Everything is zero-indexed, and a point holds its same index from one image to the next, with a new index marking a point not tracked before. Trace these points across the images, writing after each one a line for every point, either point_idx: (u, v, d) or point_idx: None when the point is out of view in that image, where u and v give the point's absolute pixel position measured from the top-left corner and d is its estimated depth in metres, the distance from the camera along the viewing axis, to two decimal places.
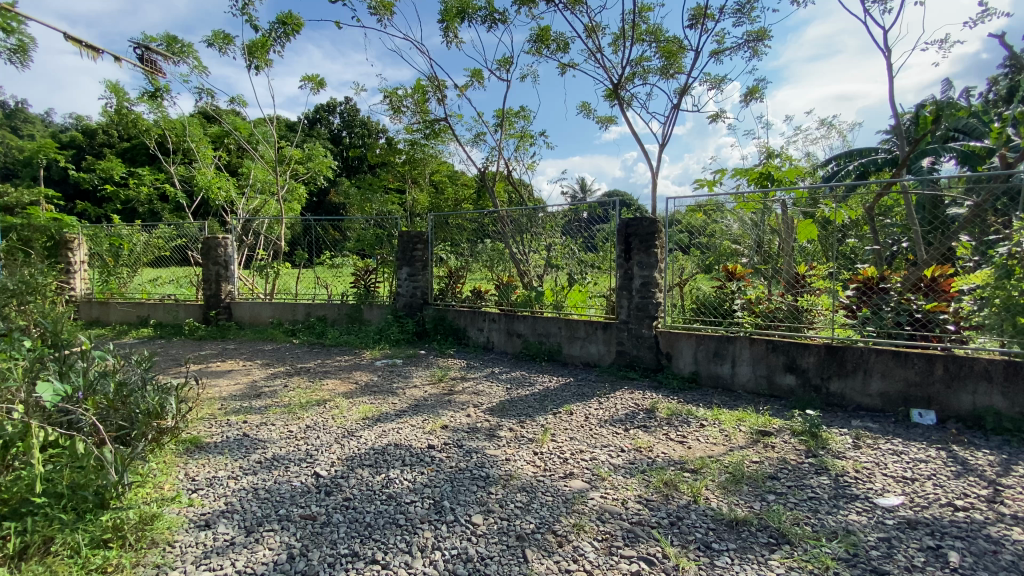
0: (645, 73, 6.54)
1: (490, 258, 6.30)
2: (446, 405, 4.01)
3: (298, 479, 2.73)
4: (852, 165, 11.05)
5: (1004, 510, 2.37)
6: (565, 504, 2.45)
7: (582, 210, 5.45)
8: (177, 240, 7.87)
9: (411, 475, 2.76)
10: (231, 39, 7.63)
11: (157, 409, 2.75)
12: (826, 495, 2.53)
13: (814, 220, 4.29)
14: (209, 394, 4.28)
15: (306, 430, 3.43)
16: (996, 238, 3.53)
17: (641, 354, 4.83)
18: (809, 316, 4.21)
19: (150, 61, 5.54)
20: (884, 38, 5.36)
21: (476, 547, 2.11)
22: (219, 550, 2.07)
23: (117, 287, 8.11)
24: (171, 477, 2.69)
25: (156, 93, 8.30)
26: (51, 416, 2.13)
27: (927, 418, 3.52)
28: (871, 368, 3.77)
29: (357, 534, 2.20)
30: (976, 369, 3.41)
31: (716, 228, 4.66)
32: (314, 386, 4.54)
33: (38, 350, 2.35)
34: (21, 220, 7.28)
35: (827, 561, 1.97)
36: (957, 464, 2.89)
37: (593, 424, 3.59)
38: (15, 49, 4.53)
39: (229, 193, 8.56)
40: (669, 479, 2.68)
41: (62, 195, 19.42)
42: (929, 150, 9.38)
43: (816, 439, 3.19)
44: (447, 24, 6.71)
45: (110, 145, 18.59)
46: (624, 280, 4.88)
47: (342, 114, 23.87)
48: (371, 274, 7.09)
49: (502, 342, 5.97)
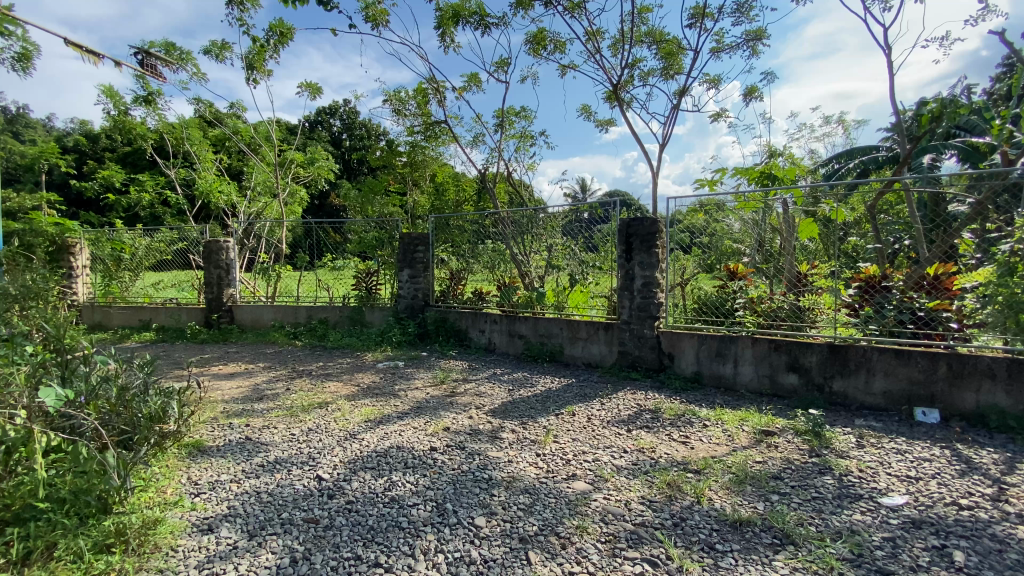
0: (644, 74, 6.51)
1: (491, 259, 6.30)
2: (448, 407, 4.01)
3: (301, 483, 2.72)
4: (852, 162, 11.10)
5: (1010, 509, 2.35)
6: (568, 506, 2.44)
7: (583, 210, 5.46)
8: (178, 242, 7.90)
9: (413, 478, 2.74)
10: (228, 46, 7.65)
11: (159, 413, 2.76)
12: (829, 494, 2.52)
13: (816, 219, 4.37)
14: (212, 397, 4.31)
15: (308, 433, 3.43)
16: (999, 235, 3.49)
17: (643, 355, 4.80)
18: (812, 314, 4.20)
19: (151, 67, 5.61)
20: (884, 36, 5.12)
21: (479, 549, 2.11)
22: (223, 554, 2.07)
23: (119, 291, 8.09)
24: (174, 481, 2.69)
25: (154, 97, 8.31)
26: (53, 421, 2.15)
27: (931, 417, 3.50)
28: (874, 366, 3.76)
29: (360, 537, 2.19)
30: (979, 367, 3.40)
31: (717, 228, 4.68)
32: (316, 389, 4.56)
33: (41, 356, 2.35)
34: (22, 226, 7.28)
35: (832, 562, 1.97)
36: (960, 463, 2.88)
37: (596, 425, 3.59)
38: (19, 57, 4.86)
39: (231, 197, 8.52)
40: (673, 479, 2.68)
41: (65, 199, 19.61)
42: (931, 147, 9.75)
43: (819, 438, 3.19)
44: (443, 30, 6.73)
45: (111, 151, 18.79)
46: (625, 281, 4.85)
47: (342, 117, 23.99)
48: (371, 276, 7.13)
49: (505, 343, 5.96)
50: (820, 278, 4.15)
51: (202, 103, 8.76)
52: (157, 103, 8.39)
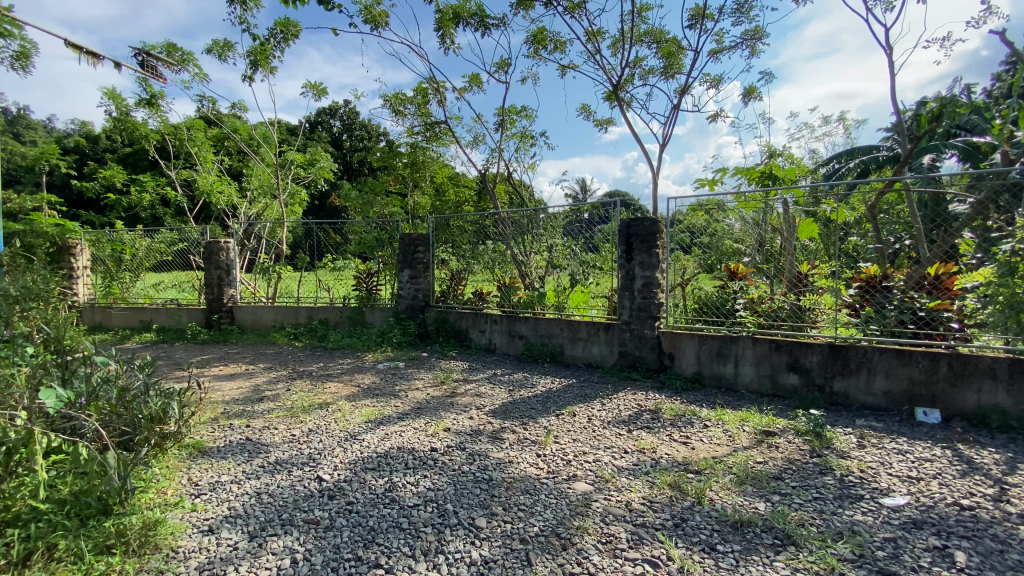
0: (644, 73, 6.51)
1: (492, 259, 6.29)
2: (449, 407, 4.02)
3: (301, 483, 2.72)
4: (853, 163, 11.13)
5: (1011, 509, 2.35)
6: (568, 506, 2.44)
7: (583, 210, 5.49)
8: (179, 243, 7.93)
9: (414, 479, 2.74)
10: (230, 45, 7.65)
11: (160, 413, 2.75)
12: (831, 494, 2.52)
13: (815, 218, 4.33)
14: (212, 398, 4.32)
15: (308, 434, 3.43)
16: (1000, 235, 3.48)
17: (643, 355, 4.80)
18: (812, 314, 4.21)
19: (152, 68, 5.62)
20: (886, 36, 5.11)
21: (480, 550, 2.10)
22: (224, 555, 2.06)
23: (119, 292, 8.09)
24: (174, 481, 2.70)
25: (156, 98, 8.33)
26: (54, 422, 2.19)
27: (932, 417, 3.50)
28: (875, 366, 3.75)
29: (360, 538, 2.19)
30: (980, 367, 3.39)
31: (717, 228, 4.69)
32: (317, 389, 4.56)
33: (41, 357, 2.35)
34: (23, 227, 7.30)
35: (833, 563, 1.96)
36: (961, 463, 2.87)
37: (597, 426, 3.58)
38: (17, 55, 4.88)
39: (231, 198, 8.54)
40: (674, 480, 2.68)
41: (65, 199, 19.67)
42: (931, 147, 9.77)
43: (820, 439, 3.19)
44: (443, 30, 6.74)
45: (114, 151, 18.95)
46: (625, 281, 4.84)
47: (342, 117, 24.03)
48: (372, 277, 7.14)
49: (505, 344, 5.96)
50: (821, 279, 4.16)
51: (202, 104, 8.76)
52: (159, 105, 8.41)
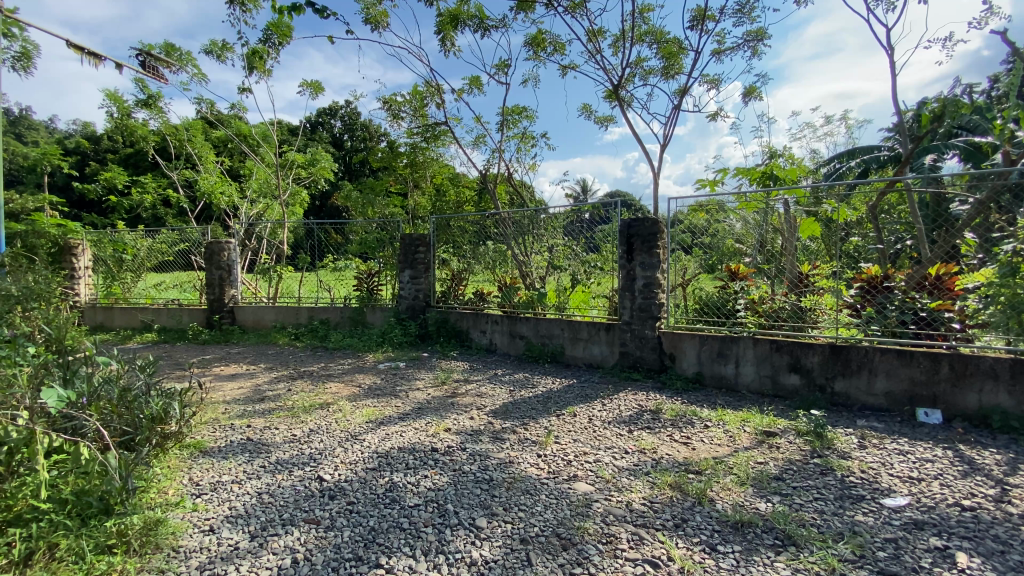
0: (645, 74, 6.51)
1: (493, 259, 6.28)
2: (450, 407, 4.02)
3: (302, 483, 2.73)
4: (855, 162, 11.10)
5: (1012, 510, 2.34)
6: (569, 507, 2.44)
7: (584, 211, 5.49)
8: (181, 243, 7.95)
9: (415, 479, 2.74)
10: (229, 46, 7.66)
11: (161, 413, 2.73)
12: (832, 495, 2.52)
13: (816, 218, 4.33)
14: (214, 398, 4.32)
15: (310, 434, 3.43)
16: (1000, 235, 3.48)
17: (644, 355, 4.80)
18: (813, 315, 4.20)
19: (152, 68, 5.63)
20: (887, 36, 5.15)
21: (480, 551, 2.10)
22: (224, 555, 2.07)
23: (121, 292, 8.11)
24: (176, 481, 2.71)
25: (155, 99, 8.34)
26: (55, 422, 2.20)
27: (933, 417, 3.49)
28: (876, 367, 3.75)
29: (360, 538, 2.19)
30: (982, 368, 3.38)
31: (719, 228, 4.66)
32: (318, 389, 4.56)
33: (43, 357, 2.37)
34: (25, 227, 7.32)
35: (834, 563, 1.96)
36: (963, 463, 2.87)
37: (598, 426, 3.58)
38: (19, 56, 4.91)
39: (232, 198, 8.56)
40: (675, 481, 2.67)
41: (68, 199, 19.78)
42: (933, 148, 9.71)
43: (821, 439, 3.18)
44: (443, 33, 6.77)
45: (116, 152, 19.11)
46: (626, 281, 4.84)
47: (344, 118, 24.07)
48: (373, 277, 7.17)
49: (506, 344, 5.96)
50: (821, 279, 4.17)
51: (203, 105, 8.78)
52: (159, 105, 8.42)
